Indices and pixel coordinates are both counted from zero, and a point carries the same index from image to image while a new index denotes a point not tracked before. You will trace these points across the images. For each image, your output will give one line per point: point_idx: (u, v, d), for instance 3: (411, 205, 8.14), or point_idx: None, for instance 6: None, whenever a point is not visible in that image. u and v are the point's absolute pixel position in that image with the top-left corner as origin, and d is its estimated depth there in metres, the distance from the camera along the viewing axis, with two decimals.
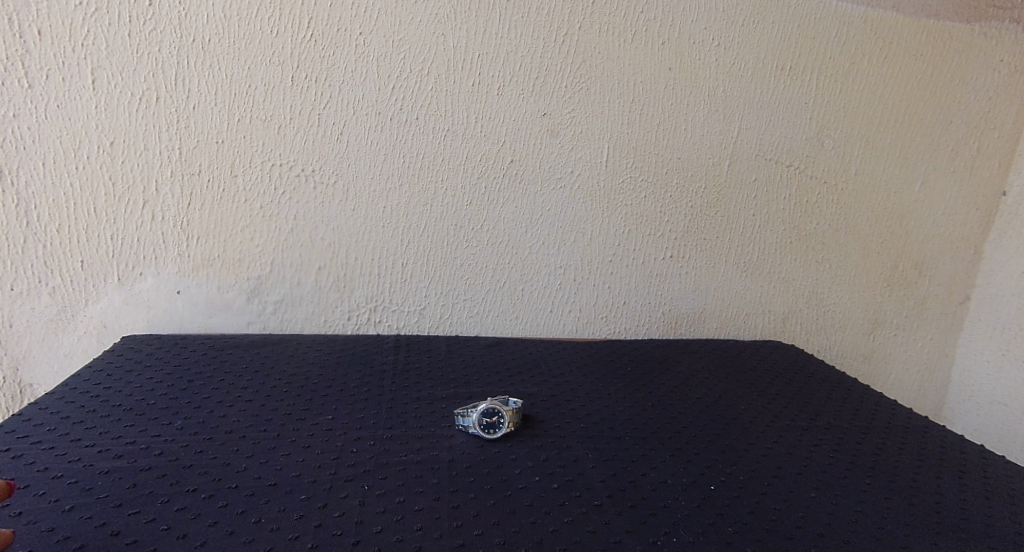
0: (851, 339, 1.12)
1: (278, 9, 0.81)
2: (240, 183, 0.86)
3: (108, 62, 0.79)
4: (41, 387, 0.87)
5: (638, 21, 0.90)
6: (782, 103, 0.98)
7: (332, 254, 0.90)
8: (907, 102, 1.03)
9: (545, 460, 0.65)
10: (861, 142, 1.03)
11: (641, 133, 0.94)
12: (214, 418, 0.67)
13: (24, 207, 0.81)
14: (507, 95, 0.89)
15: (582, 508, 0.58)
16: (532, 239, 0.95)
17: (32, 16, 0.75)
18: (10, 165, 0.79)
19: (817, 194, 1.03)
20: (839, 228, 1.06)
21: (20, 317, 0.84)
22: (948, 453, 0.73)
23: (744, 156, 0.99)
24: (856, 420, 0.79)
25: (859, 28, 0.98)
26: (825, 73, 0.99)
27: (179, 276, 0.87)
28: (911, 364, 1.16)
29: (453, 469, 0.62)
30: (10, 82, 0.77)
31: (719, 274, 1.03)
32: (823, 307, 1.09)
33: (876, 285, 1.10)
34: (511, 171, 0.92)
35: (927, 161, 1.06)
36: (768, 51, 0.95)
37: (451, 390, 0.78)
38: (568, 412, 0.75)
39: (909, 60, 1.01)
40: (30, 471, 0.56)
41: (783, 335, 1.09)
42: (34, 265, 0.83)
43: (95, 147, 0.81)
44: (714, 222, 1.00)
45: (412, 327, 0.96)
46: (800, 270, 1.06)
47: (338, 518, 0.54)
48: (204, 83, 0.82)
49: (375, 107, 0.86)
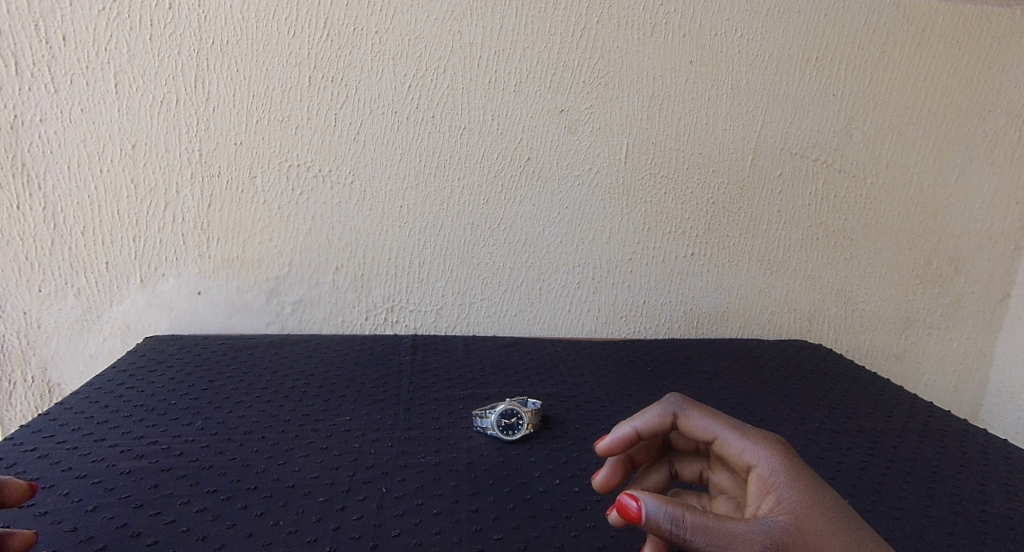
0: (882, 340, 1.09)
1: (295, 10, 0.82)
2: (259, 185, 0.86)
3: (130, 66, 0.80)
4: (67, 386, 0.89)
5: (657, 14, 0.88)
6: (807, 96, 0.95)
7: (349, 254, 0.91)
8: (941, 92, 0.99)
9: (566, 463, 0.64)
10: (893, 134, 0.99)
11: (662, 128, 0.92)
12: (233, 419, 0.68)
13: (51, 210, 0.83)
14: (524, 92, 0.88)
15: (604, 513, 0.56)
16: (550, 238, 0.94)
17: (59, 23, 0.77)
18: (37, 170, 0.81)
19: (845, 188, 1.00)
20: (869, 224, 1.02)
21: (48, 318, 0.86)
22: (992, 459, 0.69)
23: (768, 150, 0.96)
24: (890, 424, 0.76)
25: (889, 15, 0.94)
26: (853, 63, 0.95)
27: (199, 277, 0.88)
28: (946, 364, 1.12)
29: (472, 472, 0.62)
30: (38, 87, 0.79)
31: (743, 272, 1.00)
32: (853, 305, 1.06)
33: (908, 282, 1.06)
34: (528, 168, 0.91)
35: (963, 153, 1.02)
36: (793, 41, 0.93)
37: (469, 391, 0.77)
38: (588, 413, 0.74)
39: (943, 47, 0.97)
40: (55, 471, 0.57)
41: (810, 334, 1.06)
42: (61, 267, 0.85)
43: (117, 150, 0.82)
44: (737, 218, 0.98)
45: (429, 327, 0.96)
46: (828, 267, 1.03)
47: (356, 521, 0.54)
48: (223, 85, 0.82)
49: (392, 106, 0.86)
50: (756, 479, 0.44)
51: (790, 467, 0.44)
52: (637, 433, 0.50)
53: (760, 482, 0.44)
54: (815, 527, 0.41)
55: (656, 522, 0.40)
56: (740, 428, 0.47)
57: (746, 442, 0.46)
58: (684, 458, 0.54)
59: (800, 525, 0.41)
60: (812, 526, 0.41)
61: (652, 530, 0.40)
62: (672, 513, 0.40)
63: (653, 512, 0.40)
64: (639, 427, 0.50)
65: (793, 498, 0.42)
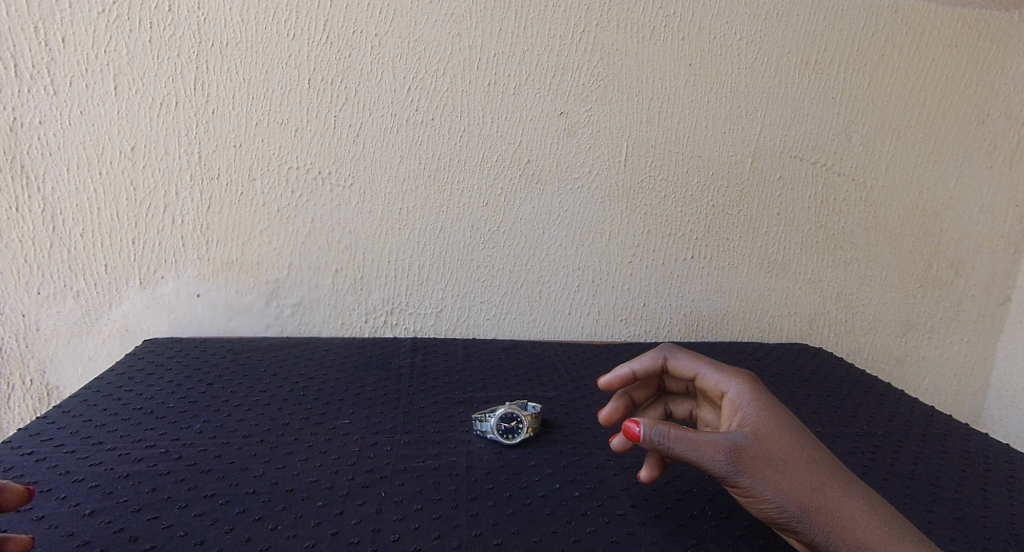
0: (882, 343, 1.08)
1: (295, 13, 0.82)
2: (259, 187, 0.86)
3: (130, 69, 0.80)
4: (66, 389, 0.88)
5: (656, 17, 0.88)
6: (807, 99, 0.95)
7: (348, 256, 0.90)
8: (940, 95, 0.99)
9: (566, 467, 0.64)
10: (892, 137, 0.99)
11: (661, 131, 0.92)
12: (231, 422, 0.68)
13: (50, 212, 0.82)
14: (524, 95, 0.88)
15: (605, 518, 0.56)
16: (549, 240, 0.94)
17: (59, 25, 0.77)
18: (36, 172, 0.81)
19: (845, 191, 1.00)
20: (868, 227, 1.02)
21: (46, 320, 0.86)
22: (993, 463, 0.69)
23: (768, 153, 0.96)
24: (891, 428, 0.75)
25: (887, 19, 0.95)
26: (852, 66, 0.95)
27: (198, 279, 0.88)
28: (947, 368, 1.11)
29: (471, 476, 0.61)
30: (37, 90, 0.79)
31: (743, 274, 1.00)
32: (853, 308, 1.05)
33: (908, 286, 1.06)
34: (528, 171, 0.91)
35: (963, 156, 1.02)
36: (792, 45, 0.93)
37: (469, 394, 0.77)
38: (588, 417, 0.74)
39: (942, 51, 0.97)
40: (52, 475, 0.57)
41: (810, 338, 1.06)
42: (59, 269, 0.84)
43: (117, 153, 0.82)
44: (737, 221, 0.98)
45: (429, 330, 0.95)
46: (828, 270, 1.03)
47: (355, 526, 0.54)
48: (222, 87, 0.82)
49: (391, 109, 0.86)
50: (727, 402, 0.53)
51: (756, 390, 0.53)
52: (634, 374, 0.60)
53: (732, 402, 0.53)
54: (770, 433, 0.49)
55: (647, 436, 0.49)
56: (716, 365, 0.57)
57: (720, 373, 0.55)
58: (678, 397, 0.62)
59: (761, 429, 0.50)
60: (770, 429, 0.49)
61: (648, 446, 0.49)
62: (660, 430, 0.49)
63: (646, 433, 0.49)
64: (635, 368, 0.60)
65: (755, 413, 0.51)
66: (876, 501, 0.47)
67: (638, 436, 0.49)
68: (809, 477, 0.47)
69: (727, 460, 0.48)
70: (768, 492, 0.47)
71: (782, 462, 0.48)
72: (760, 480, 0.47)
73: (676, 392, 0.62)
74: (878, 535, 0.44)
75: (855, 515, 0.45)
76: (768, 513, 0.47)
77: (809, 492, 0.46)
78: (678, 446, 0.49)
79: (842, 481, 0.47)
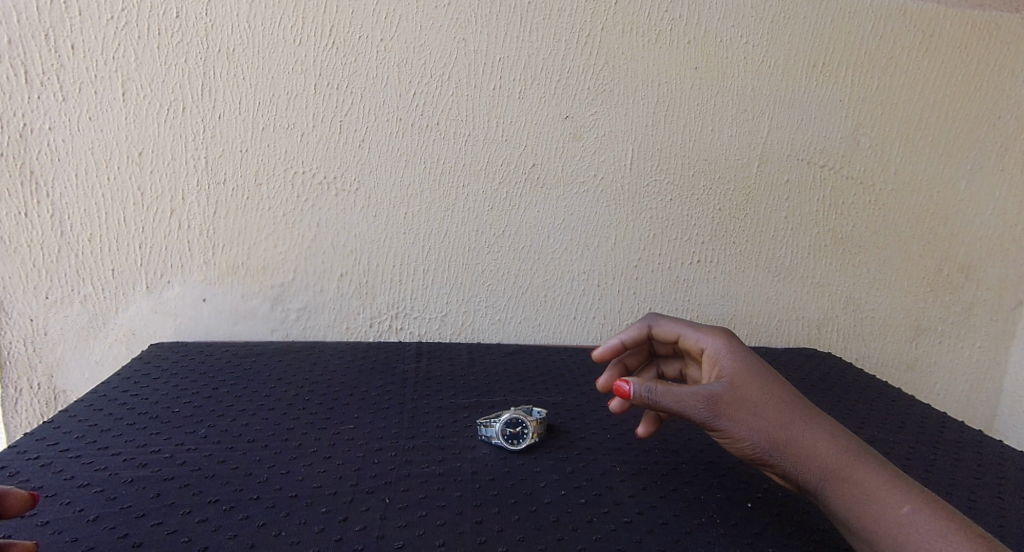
0: (892, 348, 1.07)
1: (301, 19, 0.82)
2: (265, 192, 0.86)
3: (138, 75, 0.81)
4: (73, 393, 0.89)
5: (662, 20, 0.88)
6: (814, 102, 0.94)
7: (353, 261, 0.91)
8: (949, 98, 0.98)
9: (572, 473, 0.63)
10: (901, 140, 0.98)
11: (667, 135, 0.92)
12: (236, 427, 0.68)
13: (58, 217, 0.83)
14: (529, 99, 0.88)
15: (610, 525, 0.56)
16: (555, 245, 0.93)
17: (67, 32, 0.78)
18: (45, 178, 0.81)
19: (853, 195, 0.99)
20: (877, 231, 1.01)
21: (54, 325, 0.86)
22: (1006, 471, 0.68)
23: (775, 157, 0.95)
24: (901, 434, 0.75)
25: (896, 21, 0.94)
26: (861, 69, 0.94)
27: (204, 283, 0.89)
28: (958, 373, 1.10)
29: (476, 482, 0.61)
30: (46, 96, 0.79)
31: (750, 279, 0.99)
32: (862, 313, 1.04)
33: (918, 290, 1.05)
34: (533, 175, 0.91)
35: (973, 159, 1.01)
36: (800, 47, 0.92)
37: (474, 399, 0.77)
38: (593, 422, 0.73)
39: (951, 53, 0.96)
40: (57, 479, 0.57)
41: (818, 342, 1.05)
42: (67, 274, 0.85)
43: (124, 158, 0.83)
44: (744, 225, 0.97)
45: (434, 334, 0.95)
46: (836, 274, 1.02)
47: (359, 532, 0.53)
48: (229, 93, 0.83)
49: (396, 113, 0.86)
50: (706, 357, 0.61)
51: (731, 345, 0.61)
52: (624, 344, 0.66)
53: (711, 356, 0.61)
54: (742, 382, 0.57)
55: (638, 393, 0.57)
56: (697, 326, 0.64)
57: (701, 331, 0.63)
58: (668, 359, 0.69)
59: (735, 378, 0.58)
60: (743, 377, 0.58)
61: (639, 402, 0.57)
62: (649, 387, 0.57)
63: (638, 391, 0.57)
64: (624, 338, 0.66)
65: (729, 365, 0.59)
66: (834, 428, 0.55)
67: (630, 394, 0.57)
68: (775, 416, 0.55)
69: (704, 405, 0.56)
70: (741, 431, 0.55)
71: (752, 403, 0.56)
72: (735, 422, 0.56)
73: (665, 355, 0.69)
74: (834, 457, 0.52)
75: (816, 444, 0.53)
76: (744, 450, 0.56)
77: (775, 426, 0.55)
78: (665, 399, 0.56)
79: (804, 415, 0.55)
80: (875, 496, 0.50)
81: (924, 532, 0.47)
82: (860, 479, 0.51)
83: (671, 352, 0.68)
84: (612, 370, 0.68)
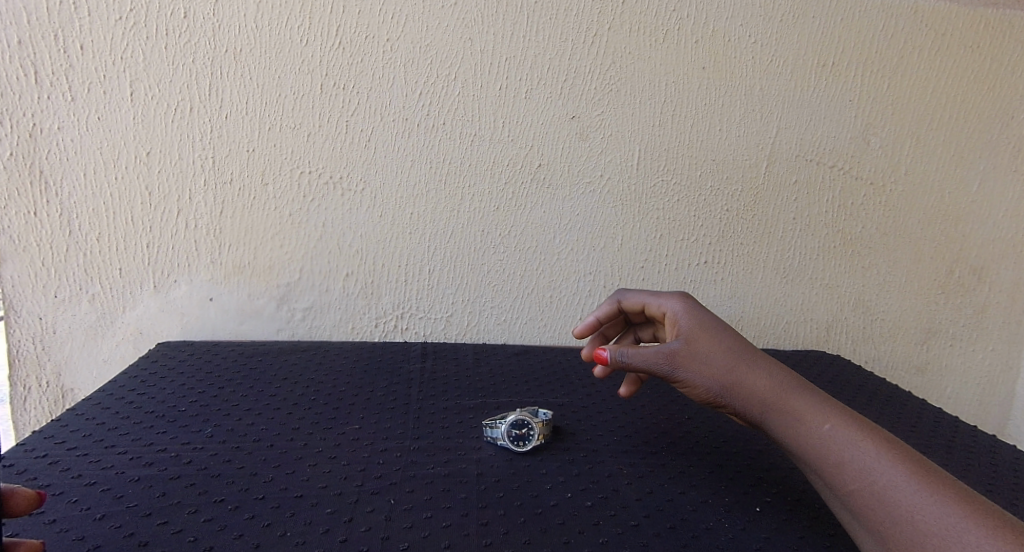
0: (902, 351, 1.06)
1: (308, 19, 0.82)
2: (271, 192, 0.87)
3: (146, 75, 0.81)
4: (80, 392, 0.89)
5: (669, 20, 0.87)
6: (823, 102, 0.94)
7: (359, 260, 0.91)
8: (961, 98, 0.97)
9: (578, 475, 0.63)
10: (912, 140, 0.97)
11: (674, 135, 0.91)
12: (242, 427, 0.68)
13: (67, 217, 0.83)
14: (535, 99, 0.88)
15: (617, 528, 0.55)
16: (561, 245, 0.93)
17: (77, 32, 0.78)
18: (54, 177, 0.82)
19: (862, 196, 0.98)
20: (887, 232, 1.00)
21: (62, 323, 0.87)
22: (1020, 476, 0.67)
23: (783, 157, 0.94)
24: (912, 438, 0.74)
25: (907, 20, 0.93)
26: (871, 68, 0.93)
27: (211, 283, 0.89)
28: (970, 377, 1.09)
29: (482, 484, 0.61)
30: (56, 96, 0.80)
31: (758, 280, 0.99)
32: (872, 315, 1.03)
33: (928, 292, 1.04)
34: (539, 175, 0.90)
35: (985, 160, 1.00)
36: (809, 47, 0.91)
37: (479, 400, 0.77)
38: (599, 424, 0.73)
39: (963, 52, 0.95)
40: (64, 478, 0.58)
41: (827, 345, 1.04)
42: (75, 273, 0.86)
43: (132, 157, 0.83)
44: (752, 226, 0.96)
45: (439, 334, 0.95)
46: (845, 276, 1.01)
47: (364, 533, 0.53)
48: (236, 93, 0.83)
49: (403, 113, 0.86)
50: (666, 318, 0.65)
51: (687, 303, 0.65)
52: (598, 321, 0.71)
53: (670, 317, 0.65)
54: (695, 334, 0.61)
55: (614, 358, 0.62)
56: (658, 292, 0.68)
57: (660, 295, 0.67)
58: (644, 325, 0.72)
59: (689, 333, 0.62)
60: (695, 331, 0.61)
61: (618, 366, 0.62)
62: (624, 351, 0.62)
63: (615, 356, 0.62)
64: (599, 316, 0.71)
65: (684, 321, 0.63)
66: (778, 366, 0.58)
67: (608, 359, 0.62)
68: (724, 361, 0.59)
69: (662, 359, 0.60)
70: (696, 379, 0.59)
71: (704, 352, 0.60)
72: (691, 371, 0.59)
73: (640, 323, 0.72)
74: (775, 393, 0.56)
75: (761, 381, 0.57)
76: (701, 397, 0.60)
77: (723, 369, 0.58)
78: (635, 359, 0.61)
79: (749, 356, 0.58)
80: (806, 421, 0.53)
81: (847, 448, 0.50)
82: (795, 408, 0.54)
83: (644, 320, 0.71)
84: (592, 342, 0.73)
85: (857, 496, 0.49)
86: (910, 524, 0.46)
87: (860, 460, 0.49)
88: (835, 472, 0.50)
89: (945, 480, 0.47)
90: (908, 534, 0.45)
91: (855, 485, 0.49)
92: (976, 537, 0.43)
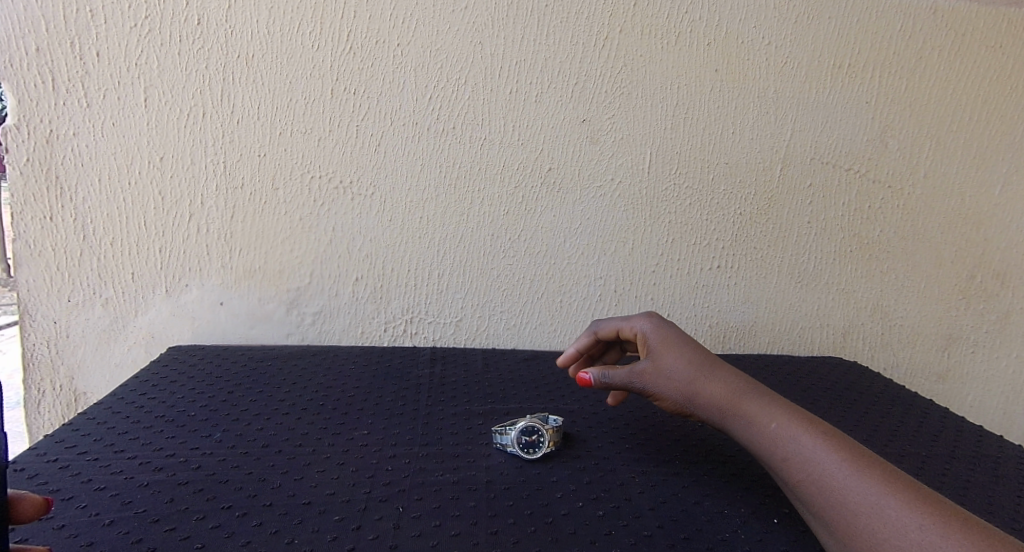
0: (922, 358, 1.04)
1: (319, 25, 0.82)
2: (282, 197, 0.87)
3: (160, 81, 0.82)
4: (93, 395, 0.90)
5: (682, 22, 0.86)
6: (839, 103, 0.92)
7: (369, 265, 0.90)
8: (982, 99, 0.95)
9: (589, 484, 0.62)
10: (932, 142, 0.95)
11: (687, 138, 0.90)
12: (251, 432, 0.68)
13: (81, 221, 0.84)
14: (546, 102, 0.87)
15: (630, 539, 0.54)
16: (571, 249, 0.92)
17: (92, 39, 0.79)
18: (69, 183, 0.83)
19: (880, 199, 0.96)
20: (906, 237, 0.98)
21: (76, 327, 0.88)
22: None
23: (798, 161, 0.93)
24: (933, 447, 0.72)
25: (926, 20, 0.91)
26: (889, 69, 0.92)
27: (222, 287, 0.89)
28: (994, 384, 1.06)
29: (491, 491, 0.60)
30: (71, 102, 0.81)
31: (772, 285, 0.97)
32: (890, 321, 1.01)
33: (949, 298, 1.01)
34: (549, 179, 0.90)
35: (1007, 163, 0.98)
36: (825, 49, 0.90)
37: (488, 406, 0.76)
38: (610, 432, 0.72)
39: (984, 53, 0.93)
40: (74, 482, 0.58)
41: (843, 351, 1.02)
42: (89, 277, 0.86)
43: (146, 162, 0.84)
44: (766, 230, 0.95)
45: (448, 339, 0.95)
46: (862, 280, 0.99)
47: (372, 541, 0.53)
48: (247, 98, 0.83)
49: (413, 117, 0.86)
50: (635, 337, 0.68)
51: (653, 321, 0.67)
52: (580, 351, 0.72)
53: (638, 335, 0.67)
54: (659, 349, 0.64)
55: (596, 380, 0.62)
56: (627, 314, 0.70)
57: (628, 316, 0.70)
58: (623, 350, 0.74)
59: (654, 348, 0.64)
60: (659, 345, 0.64)
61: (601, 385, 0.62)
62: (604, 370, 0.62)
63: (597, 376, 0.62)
64: (579, 347, 0.73)
65: (649, 337, 0.65)
66: (736, 375, 0.61)
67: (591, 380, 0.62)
68: (685, 373, 0.61)
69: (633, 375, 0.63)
70: (662, 390, 0.62)
71: (668, 364, 0.62)
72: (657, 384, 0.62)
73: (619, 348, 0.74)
74: (732, 398, 0.58)
75: (720, 388, 0.59)
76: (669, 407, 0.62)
77: (685, 380, 0.61)
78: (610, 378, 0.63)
79: (708, 366, 0.61)
80: (757, 421, 0.56)
81: (791, 441, 0.53)
82: (748, 410, 0.57)
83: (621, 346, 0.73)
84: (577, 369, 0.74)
85: (803, 486, 0.51)
86: (845, 504, 0.48)
87: (802, 452, 0.52)
88: (782, 465, 0.53)
89: (880, 466, 0.49)
90: (844, 514, 0.48)
91: (800, 475, 0.51)
92: (904, 515, 0.45)
